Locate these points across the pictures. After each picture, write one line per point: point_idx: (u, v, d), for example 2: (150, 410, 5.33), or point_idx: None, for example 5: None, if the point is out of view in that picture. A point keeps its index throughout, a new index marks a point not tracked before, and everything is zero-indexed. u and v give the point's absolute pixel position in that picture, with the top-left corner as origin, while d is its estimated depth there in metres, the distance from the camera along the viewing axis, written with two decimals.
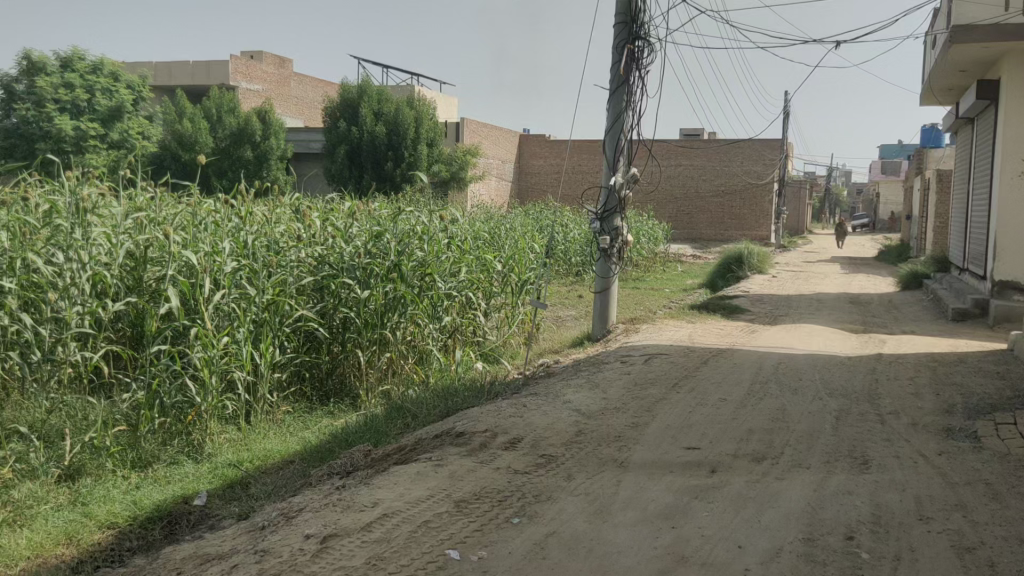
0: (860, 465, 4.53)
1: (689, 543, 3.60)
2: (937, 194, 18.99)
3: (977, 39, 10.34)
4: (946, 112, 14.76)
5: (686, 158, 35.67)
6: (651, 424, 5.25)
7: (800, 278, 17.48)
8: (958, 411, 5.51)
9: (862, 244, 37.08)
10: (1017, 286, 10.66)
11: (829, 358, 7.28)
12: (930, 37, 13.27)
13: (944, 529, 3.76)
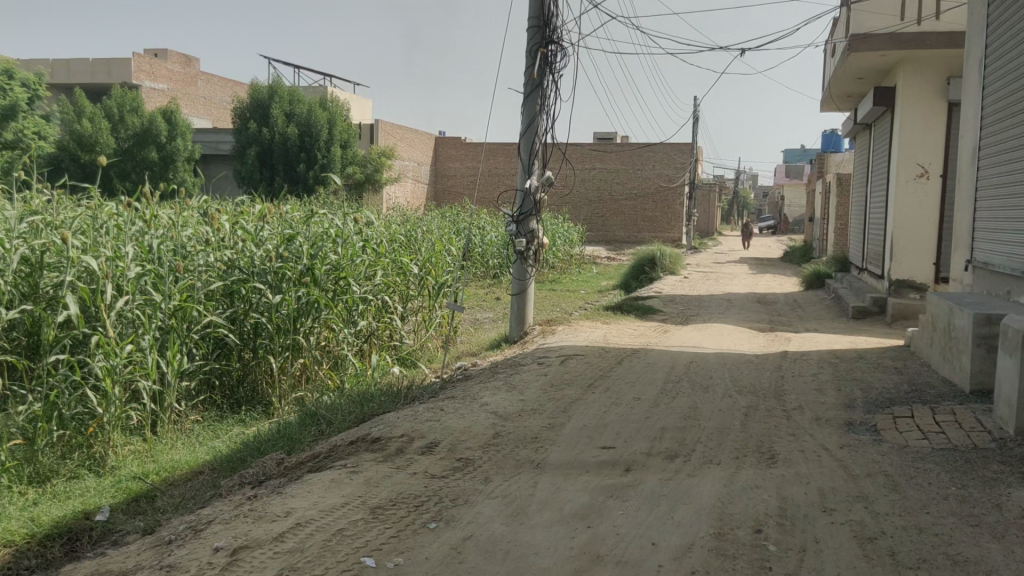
0: (768, 460, 4.68)
1: (604, 542, 3.65)
2: (837, 197, 19.77)
3: (872, 48, 10.79)
4: (846, 118, 15.38)
5: (600, 161, 36.18)
6: (567, 425, 5.30)
7: (711, 279, 17.94)
8: (859, 405, 5.74)
9: (767, 245, 38.33)
10: (912, 284, 11.22)
11: (738, 356, 7.49)
12: (831, 46, 13.82)
13: (847, 520, 3.91)
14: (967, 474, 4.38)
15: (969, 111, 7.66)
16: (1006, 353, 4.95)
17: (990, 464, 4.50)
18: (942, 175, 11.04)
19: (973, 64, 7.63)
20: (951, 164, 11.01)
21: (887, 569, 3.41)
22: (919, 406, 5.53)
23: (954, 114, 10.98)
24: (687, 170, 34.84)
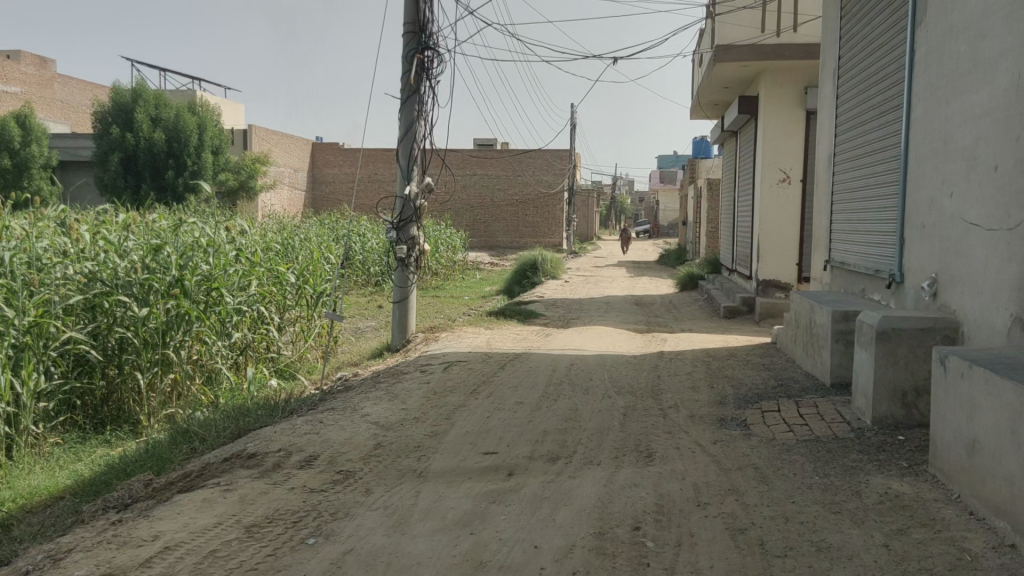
0: (645, 458, 4.80)
1: (486, 548, 3.65)
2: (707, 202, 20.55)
3: (736, 58, 11.26)
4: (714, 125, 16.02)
5: (480, 167, 36.34)
6: (450, 432, 5.28)
7: (591, 283, 18.31)
8: (731, 401, 5.97)
9: (644, 249, 39.43)
10: (777, 284, 11.77)
11: (617, 357, 7.66)
12: (698, 56, 14.38)
13: (719, 512, 4.05)
14: (829, 463, 4.63)
15: (825, 119, 8.11)
16: (862, 348, 5.27)
17: (849, 452, 4.77)
18: (801, 180, 11.66)
19: (827, 75, 8.09)
20: (808, 170, 11.66)
21: (757, 559, 3.56)
22: (786, 400, 5.80)
23: (811, 122, 11.64)
24: (566, 175, 35.45)
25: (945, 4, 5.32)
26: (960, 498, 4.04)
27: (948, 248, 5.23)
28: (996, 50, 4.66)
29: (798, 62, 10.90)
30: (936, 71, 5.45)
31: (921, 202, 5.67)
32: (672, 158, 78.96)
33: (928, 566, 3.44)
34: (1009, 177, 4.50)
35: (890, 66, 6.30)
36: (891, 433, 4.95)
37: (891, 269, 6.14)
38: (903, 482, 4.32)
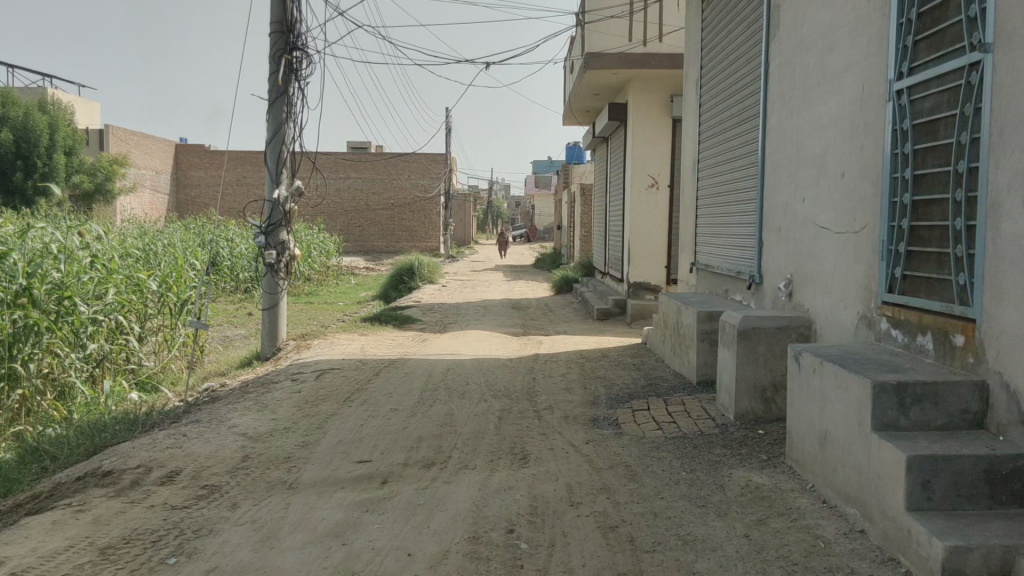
0: (519, 460, 4.83)
1: (358, 558, 3.58)
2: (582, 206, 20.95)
3: (606, 65, 11.50)
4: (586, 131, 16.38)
5: (355, 171, 35.82)
6: (322, 441, 5.17)
7: (467, 287, 18.35)
8: (603, 401, 6.10)
9: (521, 253, 39.83)
10: (648, 285, 12.15)
11: (493, 361, 7.70)
12: (569, 63, 14.67)
13: (591, 511, 4.12)
14: (695, 458, 4.79)
15: (689, 127, 8.42)
16: (725, 346, 5.49)
17: (713, 447, 4.95)
18: (669, 185, 12.07)
19: (690, 84, 8.39)
20: (675, 175, 12.08)
21: (627, 555, 3.64)
22: (655, 399, 5.98)
23: (677, 129, 12.06)
24: (442, 180, 35.43)
25: (796, 19, 5.63)
26: (814, 487, 4.26)
27: (801, 251, 5.52)
28: (841, 63, 4.97)
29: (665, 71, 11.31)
30: (789, 83, 5.75)
31: (777, 207, 5.96)
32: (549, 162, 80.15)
33: (785, 553, 3.62)
34: (854, 183, 4.79)
35: (748, 78, 6.61)
36: (752, 427, 5.17)
37: (751, 270, 6.43)
38: (763, 474, 4.52)
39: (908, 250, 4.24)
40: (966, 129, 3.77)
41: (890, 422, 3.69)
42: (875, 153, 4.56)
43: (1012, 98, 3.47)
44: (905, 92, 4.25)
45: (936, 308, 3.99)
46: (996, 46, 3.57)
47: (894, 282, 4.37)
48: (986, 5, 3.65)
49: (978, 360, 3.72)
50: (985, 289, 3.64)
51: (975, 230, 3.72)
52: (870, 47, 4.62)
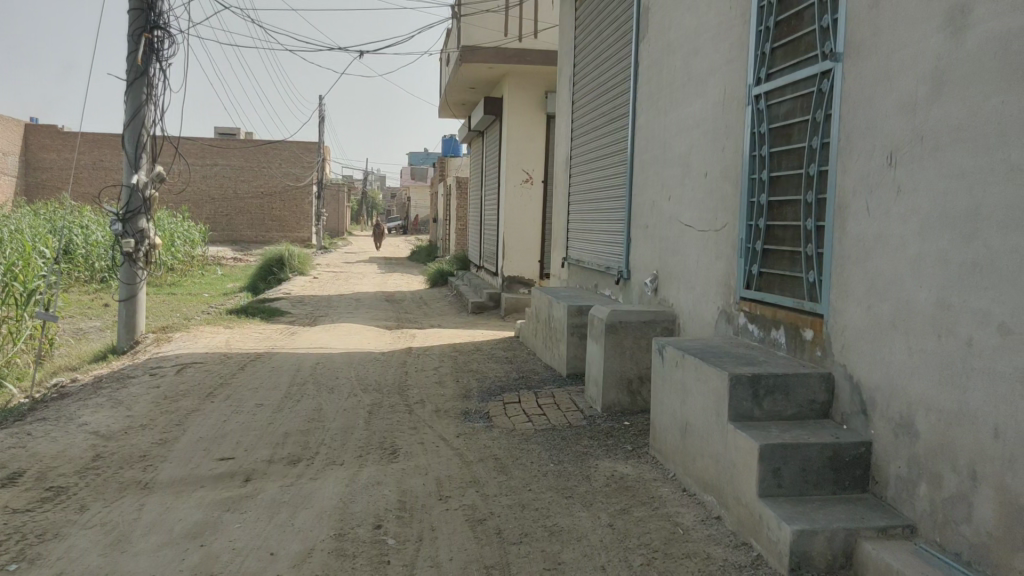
0: (389, 455, 4.78)
1: (217, 560, 3.45)
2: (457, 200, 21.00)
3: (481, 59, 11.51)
4: (461, 124, 16.40)
5: (223, 159, 34.55)
6: (181, 439, 4.95)
7: (339, 279, 18.06)
8: (474, 395, 6.12)
9: (395, 245, 39.50)
10: (521, 279, 12.29)
11: (365, 354, 7.58)
12: (444, 55, 14.62)
13: (459, 505, 4.12)
14: (562, 450, 4.87)
15: (562, 124, 8.55)
16: (594, 340, 5.60)
17: (581, 439, 5.05)
18: (542, 181, 12.21)
19: (564, 82, 8.52)
20: (549, 171, 12.24)
21: (494, 548, 3.67)
22: (526, 392, 6.04)
23: (551, 127, 12.23)
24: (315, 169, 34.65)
25: (664, 22, 5.79)
26: (675, 476, 4.42)
27: (666, 248, 5.70)
28: (705, 67, 5.15)
29: (536, 66, 11.74)
30: (657, 84, 5.91)
31: (644, 205, 6.13)
32: (425, 154, 79.73)
33: (646, 541, 3.75)
34: (716, 183, 4.98)
35: (618, 78, 6.76)
36: (618, 419, 5.31)
37: (619, 266, 6.59)
38: (627, 464, 4.65)
39: (764, 249, 4.45)
40: (817, 134, 3.99)
41: (746, 412, 3.86)
42: (736, 154, 4.76)
43: (859, 106, 3.69)
44: (763, 96, 4.45)
45: (789, 304, 4.21)
46: (845, 55, 3.79)
47: (751, 278, 4.58)
48: (837, 16, 3.86)
49: (825, 353, 3.95)
50: (833, 287, 3.88)
51: (824, 230, 3.95)
52: (732, 52, 4.81)
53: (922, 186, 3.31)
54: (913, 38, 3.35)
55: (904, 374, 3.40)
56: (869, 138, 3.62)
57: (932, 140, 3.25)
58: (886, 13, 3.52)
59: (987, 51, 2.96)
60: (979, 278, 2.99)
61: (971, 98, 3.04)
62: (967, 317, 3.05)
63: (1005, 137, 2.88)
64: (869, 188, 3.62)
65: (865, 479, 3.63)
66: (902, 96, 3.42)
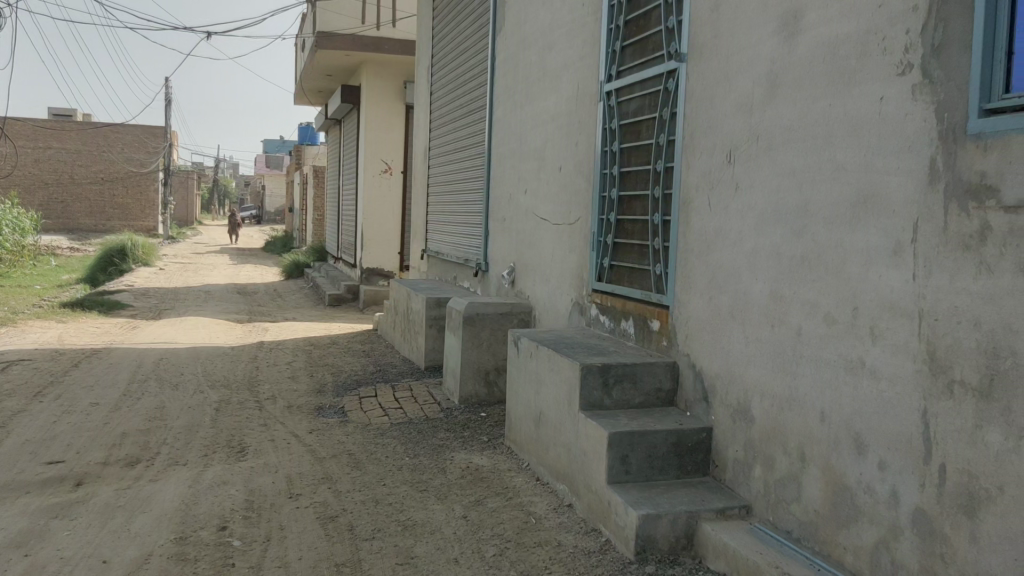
0: (237, 454, 4.61)
1: (41, 571, 3.22)
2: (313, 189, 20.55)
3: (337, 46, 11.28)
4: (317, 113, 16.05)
5: (58, 141, 32.29)
6: (4, 442, 4.59)
7: (186, 270, 17.28)
8: (329, 389, 5.99)
9: (249, 236, 38.19)
10: (381, 271, 12.13)
11: (212, 349, 7.27)
12: (299, 40, 14.24)
13: (311, 503, 4.02)
14: (418, 443, 4.84)
15: (421, 115, 8.49)
16: (451, 332, 5.60)
17: (437, 431, 5.03)
18: (402, 172, 12.12)
19: (422, 73, 8.47)
20: (408, 163, 12.15)
21: (345, 545, 3.60)
22: (383, 385, 5.97)
23: (410, 117, 12.15)
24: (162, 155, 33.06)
25: (520, 16, 5.84)
26: (528, 466, 4.48)
27: (522, 240, 5.76)
28: (559, 62, 5.22)
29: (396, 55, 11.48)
30: (513, 77, 5.95)
31: (501, 197, 6.17)
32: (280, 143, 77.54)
33: (499, 532, 3.78)
34: (570, 177, 5.07)
35: (476, 70, 6.77)
36: (475, 410, 5.33)
37: (477, 258, 6.61)
38: (482, 456, 4.67)
39: (615, 242, 4.56)
40: (664, 131, 4.12)
41: (596, 402, 3.96)
42: (588, 149, 4.85)
43: (701, 105, 3.84)
44: (614, 93, 4.55)
45: (637, 296, 4.34)
46: (689, 56, 3.93)
47: (602, 271, 4.69)
48: (681, 18, 4.00)
49: (671, 343, 4.11)
50: (678, 279, 4.03)
51: (670, 225, 4.09)
52: (584, 48, 4.90)
53: (758, 183, 3.47)
54: (750, 41, 3.51)
55: (741, 362, 3.57)
56: (710, 136, 3.77)
57: (767, 139, 3.42)
58: (726, 16, 3.67)
59: (816, 56, 3.14)
60: (807, 271, 3.18)
61: (801, 100, 3.21)
62: (797, 308, 3.24)
63: (831, 138, 3.07)
64: (711, 184, 3.77)
65: (706, 464, 3.79)
66: (740, 96, 3.58)
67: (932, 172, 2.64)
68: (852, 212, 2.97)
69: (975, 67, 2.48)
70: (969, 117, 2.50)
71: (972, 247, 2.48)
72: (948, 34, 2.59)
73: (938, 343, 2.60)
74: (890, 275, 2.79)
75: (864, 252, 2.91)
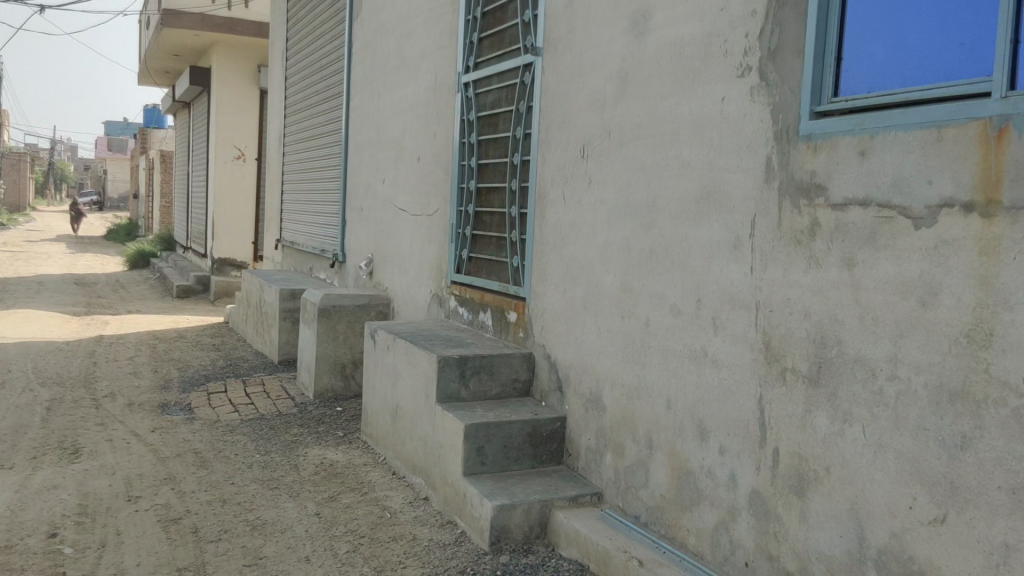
0: (70, 455, 4.32)
1: None
2: (160, 175, 19.57)
3: (184, 26, 10.81)
4: (165, 95, 15.28)
5: None
6: None
7: (17, 260, 16.04)
8: (175, 385, 5.70)
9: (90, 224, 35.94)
10: (233, 261, 11.63)
11: (44, 345, 6.78)
12: (145, 17, 13.49)
13: (152, 505, 3.82)
14: (270, 440, 4.69)
15: (276, 101, 8.22)
16: (306, 324, 5.45)
17: (290, 427, 4.89)
18: (256, 158, 11.72)
19: (277, 57, 8.20)
20: (262, 149, 11.78)
21: (189, 548, 3.43)
22: (233, 381, 5.74)
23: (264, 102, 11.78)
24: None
25: (377, 3, 5.74)
26: (384, 460, 4.42)
27: (380, 231, 5.68)
28: (416, 52, 5.17)
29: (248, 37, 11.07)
30: (370, 65, 5.85)
31: (358, 186, 6.07)
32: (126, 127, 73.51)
33: (353, 528, 3.71)
34: (428, 168, 5.03)
35: (332, 56, 6.61)
36: (330, 405, 5.22)
37: (334, 249, 6.47)
38: (337, 451, 4.57)
39: (473, 234, 4.56)
40: (520, 125, 4.15)
41: (453, 393, 3.96)
42: (446, 140, 4.83)
43: (556, 100, 3.89)
44: (471, 84, 4.55)
45: (495, 287, 4.37)
46: (545, 50, 3.97)
47: (461, 262, 4.68)
48: (536, 12, 4.04)
49: (527, 334, 4.15)
50: (534, 271, 4.08)
51: (526, 217, 4.13)
52: (442, 39, 4.87)
53: (609, 178, 3.55)
54: (602, 38, 3.58)
55: (593, 353, 3.65)
56: (564, 131, 3.83)
57: (618, 136, 3.50)
58: (579, 12, 3.73)
59: (663, 56, 3.23)
60: (656, 264, 3.28)
61: (650, 98, 3.31)
62: (646, 300, 3.33)
63: (678, 136, 3.17)
64: (565, 178, 3.83)
65: (561, 452, 3.85)
66: (592, 92, 3.65)
67: (768, 170, 2.77)
68: (697, 208, 3.08)
69: (807, 73, 2.62)
70: (801, 119, 2.65)
71: (803, 242, 2.62)
72: (783, 39, 2.72)
73: (773, 333, 2.74)
74: (730, 268, 2.91)
75: (707, 247, 3.02)
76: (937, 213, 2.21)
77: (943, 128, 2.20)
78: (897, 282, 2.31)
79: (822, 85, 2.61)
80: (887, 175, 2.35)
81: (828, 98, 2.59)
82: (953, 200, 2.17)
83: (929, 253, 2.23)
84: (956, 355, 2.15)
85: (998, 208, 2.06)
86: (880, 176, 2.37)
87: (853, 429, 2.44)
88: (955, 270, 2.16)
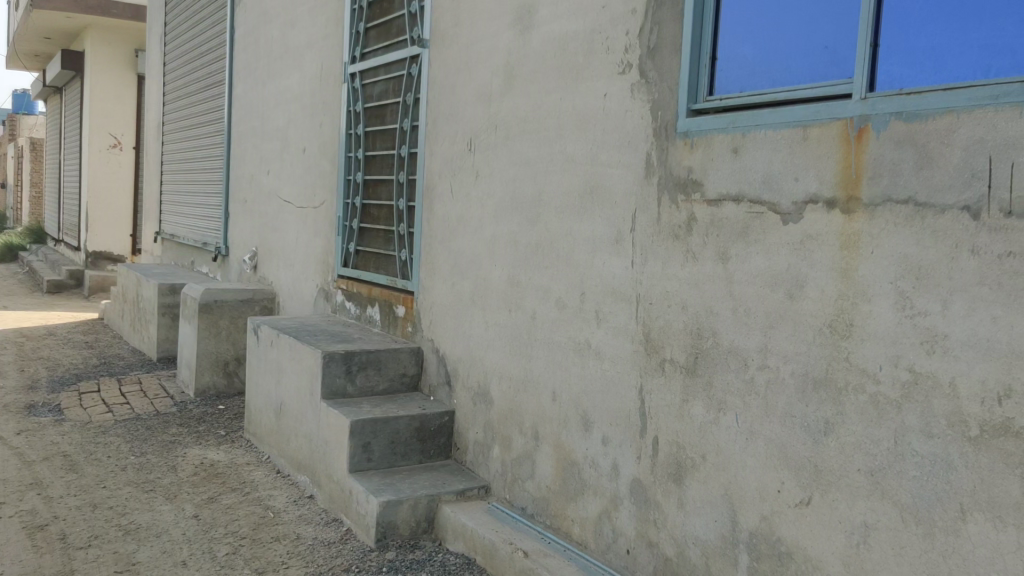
0: None
1: None
2: (29, 164, 18.48)
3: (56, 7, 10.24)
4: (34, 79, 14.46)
5: None
6: None
7: None
8: (43, 385, 5.41)
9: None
10: (108, 255, 11.18)
11: None
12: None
13: (15, 512, 3.61)
14: (147, 441, 4.50)
15: (153, 87, 7.90)
16: (187, 320, 5.26)
17: (168, 427, 4.70)
18: (133, 148, 11.30)
19: (154, 42, 7.87)
20: (140, 138, 11.33)
21: (56, 556, 3.26)
22: (108, 380, 5.48)
23: (141, 88, 11.32)
24: None
25: None
26: (268, 459, 4.31)
27: (265, 224, 5.53)
28: (302, 40, 5.05)
29: (124, 21, 10.59)
30: (253, 52, 5.68)
31: (242, 178, 5.89)
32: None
33: (233, 529, 3.60)
34: (314, 160, 4.93)
35: (213, 42, 6.38)
36: (212, 403, 5.05)
37: (216, 242, 6.27)
38: (219, 451, 4.43)
39: (360, 227, 4.50)
40: (407, 117, 4.11)
41: (338, 389, 3.89)
42: (333, 131, 4.74)
43: (443, 93, 3.87)
44: (357, 75, 4.48)
45: (382, 281, 4.32)
46: (432, 42, 3.94)
47: (348, 256, 4.61)
48: (423, 4, 4.01)
49: (414, 329, 4.12)
50: (422, 265, 4.05)
51: (414, 210, 4.10)
52: (328, 28, 4.77)
53: (495, 172, 3.56)
54: (488, 31, 3.58)
55: (481, 346, 3.65)
56: (451, 124, 3.82)
57: (504, 130, 3.51)
58: (465, 5, 3.72)
59: (547, 51, 3.26)
60: (541, 258, 3.30)
61: (534, 93, 3.33)
62: (532, 294, 3.35)
63: (562, 130, 3.20)
64: (452, 172, 3.82)
65: (448, 446, 3.84)
66: (479, 86, 3.65)
67: (647, 166, 2.83)
68: (580, 202, 3.12)
69: (683, 71, 2.68)
70: (678, 116, 2.71)
71: (680, 237, 2.69)
72: (661, 37, 2.78)
73: (652, 325, 2.80)
74: (611, 262, 2.97)
75: (590, 241, 3.07)
76: (802, 209, 2.31)
77: (808, 127, 2.30)
78: (767, 275, 2.40)
79: (697, 84, 2.68)
80: (757, 172, 2.43)
81: (704, 96, 2.66)
82: (818, 197, 2.26)
83: (796, 247, 2.32)
84: (820, 345, 2.25)
85: (858, 205, 2.16)
86: (751, 173, 2.45)
87: (727, 418, 2.53)
88: (819, 264, 2.25)
